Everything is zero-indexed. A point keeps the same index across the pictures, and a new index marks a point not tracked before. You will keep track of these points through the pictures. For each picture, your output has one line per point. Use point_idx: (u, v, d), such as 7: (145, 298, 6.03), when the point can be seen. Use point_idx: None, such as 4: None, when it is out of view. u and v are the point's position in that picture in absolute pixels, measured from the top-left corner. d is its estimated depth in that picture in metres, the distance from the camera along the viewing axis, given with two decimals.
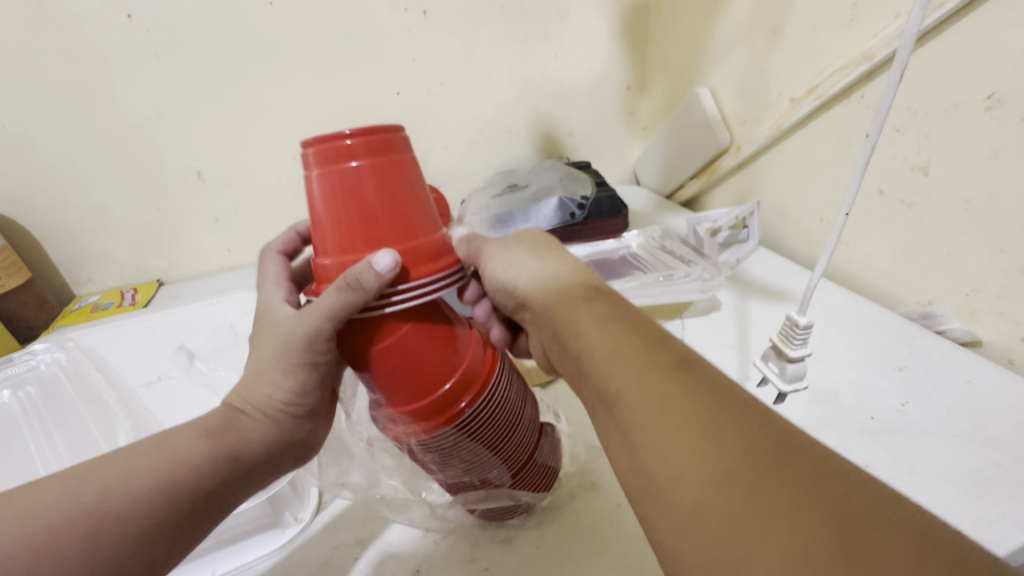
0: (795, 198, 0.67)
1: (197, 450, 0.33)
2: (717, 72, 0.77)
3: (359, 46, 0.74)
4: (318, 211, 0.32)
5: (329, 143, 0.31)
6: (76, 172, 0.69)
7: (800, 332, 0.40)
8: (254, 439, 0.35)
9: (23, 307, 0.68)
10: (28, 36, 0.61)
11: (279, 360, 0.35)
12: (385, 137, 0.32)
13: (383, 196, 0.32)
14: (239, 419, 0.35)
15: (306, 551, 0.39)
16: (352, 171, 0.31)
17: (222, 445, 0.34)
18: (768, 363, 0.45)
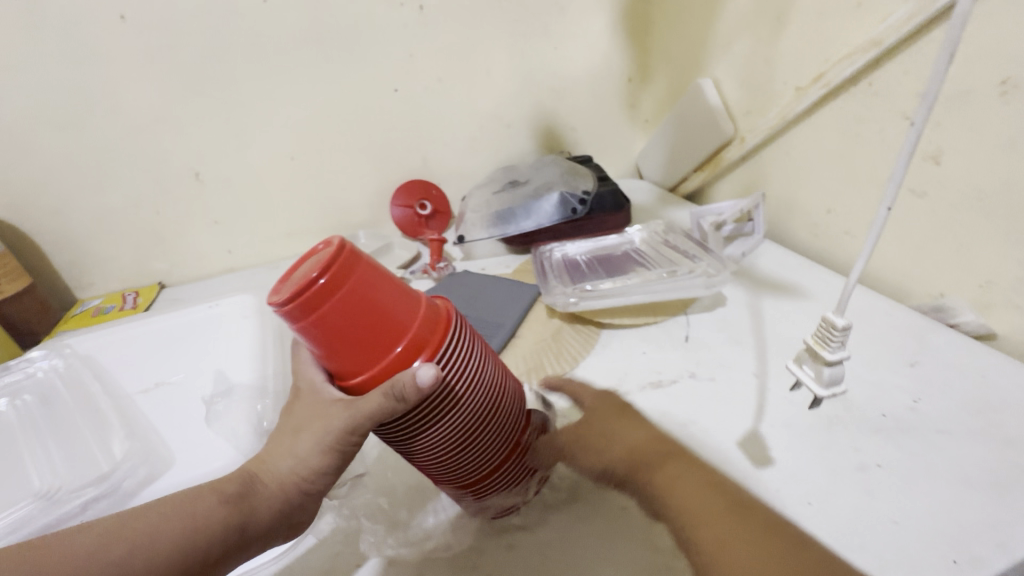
0: (802, 190, 0.65)
1: (215, 517, 0.31)
2: (719, 63, 0.75)
3: (356, 43, 0.73)
4: (320, 347, 0.31)
5: (302, 293, 0.28)
6: (74, 176, 0.69)
7: (837, 335, 0.39)
8: (267, 511, 0.33)
9: (26, 313, 0.68)
10: (22, 40, 0.60)
11: (313, 440, 0.33)
12: (345, 261, 0.29)
13: (373, 305, 0.30)
14: (256, 488, 0.33)
15: (308, 558, 0.39)
16: (334, 315, 0.29)
17: (237, 510, 0.32)
18: (803, 367, 0.44)
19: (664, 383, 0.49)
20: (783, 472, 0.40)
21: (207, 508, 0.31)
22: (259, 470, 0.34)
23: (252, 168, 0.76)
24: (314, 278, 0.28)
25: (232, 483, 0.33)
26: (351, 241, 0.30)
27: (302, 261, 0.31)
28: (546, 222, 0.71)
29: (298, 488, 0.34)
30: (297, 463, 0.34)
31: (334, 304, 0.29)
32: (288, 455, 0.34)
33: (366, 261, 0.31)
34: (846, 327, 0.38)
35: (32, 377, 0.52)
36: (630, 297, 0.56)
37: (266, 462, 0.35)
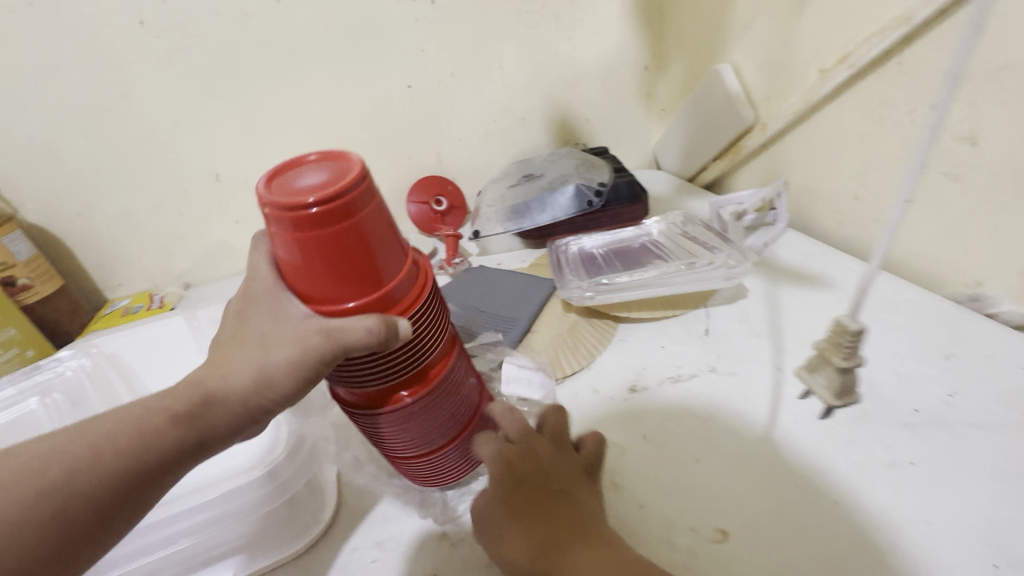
0: (825, 176, 0.63)
1: (168, 436, 0.30)
2: (738, 47, 0.73)
3: (368, 40, 0.73)
4: (297, 264, 0.30)
5: (299, 209, 0.28)
6: (100, 179, 0.71)
7: (850, 340, 0.38)
8: (220, 425, 0.31)
9: (60, 312, 0.70)
10: (46, 48, 0.62)
11: (263, 360, 0.31)
12: (357, 198, 0.29)
13: (367, 247, 0.30)
14: (211, 402, 0.31)
15: (326, 553, 0.39)
16: (324, 242, 0.29)
17: (190, 429, 0.30)
18: (816, 376, 0.44)
19: (684, 377, 0.48)
20: (808, 468, 0.39)
21: (155, 424, 0.30)
22: (213, 384, 0.31)
23: (269, 168, 0.77)
24: (316, 201, 0.28)
25: (187, 395, 0.31)
26: (371, 176, 0.31)
27: (309, 174, 0.30)
28: (561, 214, 0.70)
29: (259, 406, 0.31)
30: (252, 377, 0.31)
31: (328, 234, 0.29)
32: (246, 367, 0.31)
33: (376, 202, 0.31)
34: (858, 331, 0.37)
35: (60, 375, 0.54)
36: (647, 289, 0.54)
37: (224, 375, 0.31)
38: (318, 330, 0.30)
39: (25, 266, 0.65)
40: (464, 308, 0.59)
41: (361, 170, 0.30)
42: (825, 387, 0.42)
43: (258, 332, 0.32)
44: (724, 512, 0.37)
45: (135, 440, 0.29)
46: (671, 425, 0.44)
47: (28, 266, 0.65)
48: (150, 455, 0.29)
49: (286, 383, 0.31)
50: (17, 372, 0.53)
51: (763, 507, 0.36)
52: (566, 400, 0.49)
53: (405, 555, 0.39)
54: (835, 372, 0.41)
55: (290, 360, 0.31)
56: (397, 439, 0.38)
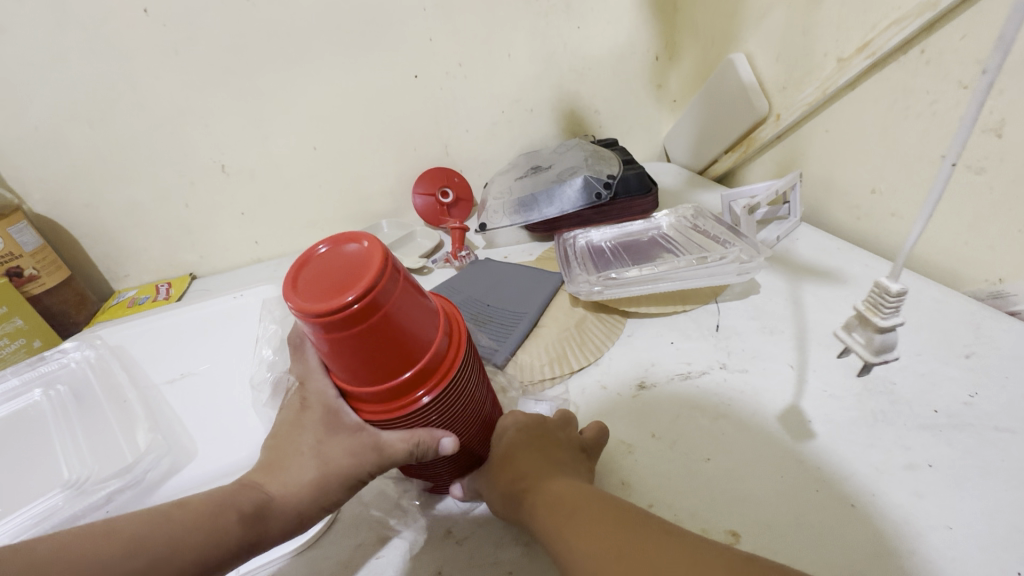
0: (842, 169, 0.61)
1: (235, 537, 0.30)
2: (754, 36, 0.71)
3: (374, 29, 0.71)
4: (338, 359, 0.31)
5: (332, 314, 0.28)
6: (106, 170, 0.70)
7: (891, 301, 0.38)
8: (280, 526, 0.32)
9: (66, 304, 0.70)
10: (51, 37, 0.61)
11: (321, 473, 0.34)
12: (384, 288, 0.29)
13: (400, 328, 0.30)
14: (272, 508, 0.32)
15: (330, 550, 0.39)
16: (360, 338, 0.29)
17: (253, 531, 0.31)
18: (853, 334, 0.44)
19: (694, 375, 0.47)
20: (822, 470, 0.38)
21: (227, 527, 0.30)
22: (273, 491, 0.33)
23: (275, 159, 0.77)
24: (351, 296, 0.28)
25: (249, 494, 0.32)
26: (391, 257, 0.30)
27: (334, 266, 0.30)
28: (569, 207, 0.69)
29: (313, 514, 0.34)
30: (310, 485, 0.34)
31: (364, 330, 0.29)
32: (305, 472, 0.34)
33: (400, 282, 0.31)
34: (901, 292, 0.37)
35: (64, 367, 0.54)
36: (657, 284, 0.53)
37: (281, 479, 0.34)
38: (371, 445, 0.33)
39: (32, 257, 0.64)
40: (470, 302, 0.59)
41: (381, 255, 0.30)
42: (863, 345, 0.42)
43: (312, 444, 0.34)
44: (736, 514, 0.36)
45: (207, 533, 0.29)
46: (681, 422, 0.43)
47: (34, 257, 0.65)
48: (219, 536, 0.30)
49: (342, 481, 0.34)
50: (21, 364, 0.53)
51: (776, 509, 0.36)
52: (572, 396, 0.48)
53: (409, 552, 0.38)
54: (874, 332, 0.41)
55: (348, 467, 0.34)
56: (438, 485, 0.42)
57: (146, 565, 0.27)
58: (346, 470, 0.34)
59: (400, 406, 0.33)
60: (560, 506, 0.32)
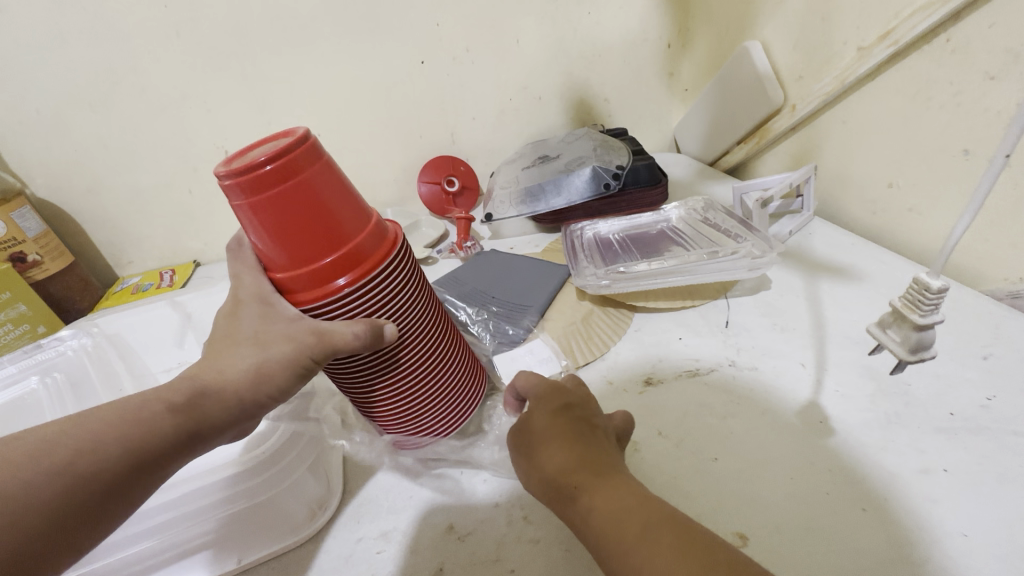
0: (858, 162, 0.60)
1: (168, 425, 0.29)
2: (771, 23, 0.69)
3: (380, 13, 0.70)
4: (263, 234, 0.31)
5: (250, 174, 0.28)
6: (109, 154, 0.70)
7: (931, 298, 0.35)
8: (216, 415, 0.31)
9: (69, 289, 0.70)
10: (51, 19, 0.60)
11: (258, 359, 0.32)
12: (303, 155, 0.30)
13: (323, 204, 0.31)
14: (207, 395, 0.31)
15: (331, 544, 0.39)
16: (283, 204, 0.30)
17: (189, 420, 0.30)
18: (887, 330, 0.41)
19: (704, 372, 0.46)
20: (834, 473, 0.37)
21: (156, 412, 0.29)
22: (209, 379, 0.31)
23: None
24: (264, 160, 0.28)
25: (178, 389, 0.31)
26: (316, 136, 0.31)
27: (263, 142, 0.31)
28: (576, 198, 0.68)
29: (256, 401, 0.32)
30: (249, 374, 0.32)
31: (287, 195, 0.29)
32: (242, 362, 0.32)
33: (325, 162, 0.31)
34: (942, 290, 0.34)
35: (62, 355, 0.53)
36: (667, 279, 0.52)
37: (215, 372, 0.32)
38: (312, 332, 0.32)
39: (35, 242, 0.64)
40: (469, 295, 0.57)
41: (304, 131, 0.31)
42: (898, 342, 0.39)
43: (247, 333, 0.33)
44: (745, 515, 0.35)
45: (136, 424, 0.28)
46: (689, 420, 0.42)
47: (37, 242, 0.64)
48: (149, 441, 0.28)
49: (283, 373, 0.33)
50: (17, 351, 0.52)
51: (786, 512, 0.35)
52: None
53: (411, 548, 0.38)
54: (910, 330, 0.38)
55: (288, 353, 0.32)
56: (392, 422, 0.40)
57: (71, 455, 0.26)
58: (286, 359, 0.32)
59: (323, 292, 0.33)
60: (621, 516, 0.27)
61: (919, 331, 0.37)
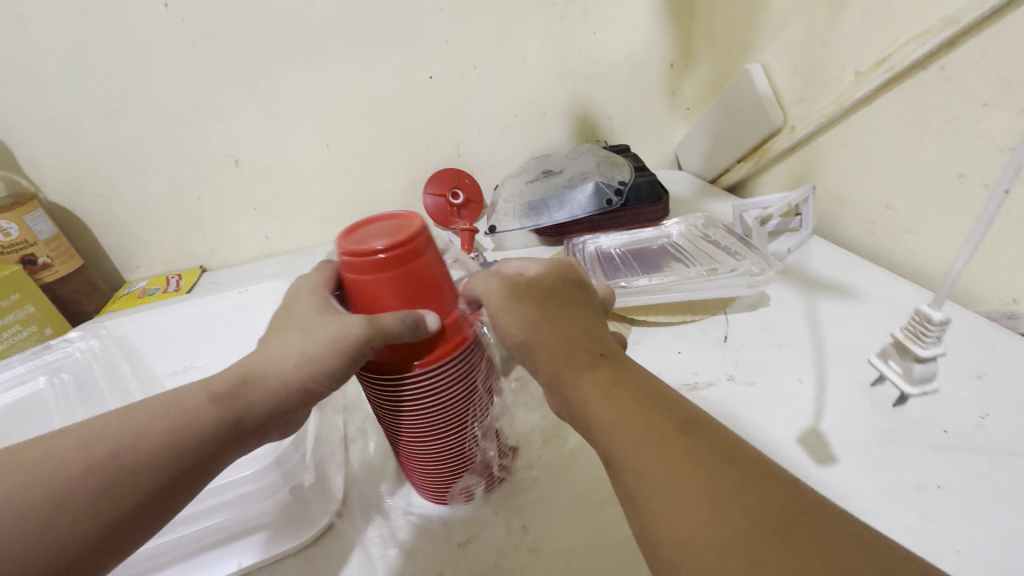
0: (855, 183, 0.61)
1: (207, 416, 0.31)
2: (770, 47, 0.71)
3: (390, 29, 0.72)
4: (360, 304, 0.34)
5: (365, 257, 0.32)
6: (121, 161, 0.71)
7: (934, 330, 0.38)
8: (254, 402, 0.33)
9: (77, 292, 0.71)
10: (72, 29, 0.62)
11: (300, 346, 0.33)
12: (416, 249, 0.32)
13: (418, 291, 0.33)
14: (251, 382, 0.33)
15: (332, 549, 0.39)
16: (386, 284, 0.32)
17: (227, 410, 0.32)
18: (888, 362, 0.43)
19: (700, 387, 0.47)
20: (829, 488, 0.37)
21: (197, 403, 0.31)
22: (253, 369, 0.33)
23: (288, 156, 0.77)
24: (380, 247, 0.31)
25: (225, 381, 0.33)
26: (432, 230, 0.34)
27: (384, 223, 0.34)
28: (579, 213, 0.69)
29: (298, 387, 0.33)
30: (293, 366, 0.33)
31: (391, 277, 0.32)
32: (286, 355, 0.33)
33: (433, 253, 0.34)
34: (944, 321, 0.37)
35: (69, 355, 0.54)
36: (665, 294, 0.53)
37: (266, 360, 0.33)
38: (359, 330, 0.31)
39: (46, 245, 0.65)
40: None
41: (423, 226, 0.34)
42: (901, 375, 0.42)
43: (293, 326, 0.34)
44: None
45: (175, 423, 0.31)
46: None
47: (48, 245, 0.65)
48: (185, 437, 0.31)
49: (324, 370, 0.33)
50: (27, 351, 0.53)
51: None
52: None
53: (409, 555, 0.38)
54: (912, 361, 0.41)
55: (336, 340, 0.32)
56: (438, 484, 0.40)
57: (106, 454, 0.29)
58: (322, 359, 0.32)
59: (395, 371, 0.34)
60: (693, 509, 0.23)
61: (921, 363, 0.40)
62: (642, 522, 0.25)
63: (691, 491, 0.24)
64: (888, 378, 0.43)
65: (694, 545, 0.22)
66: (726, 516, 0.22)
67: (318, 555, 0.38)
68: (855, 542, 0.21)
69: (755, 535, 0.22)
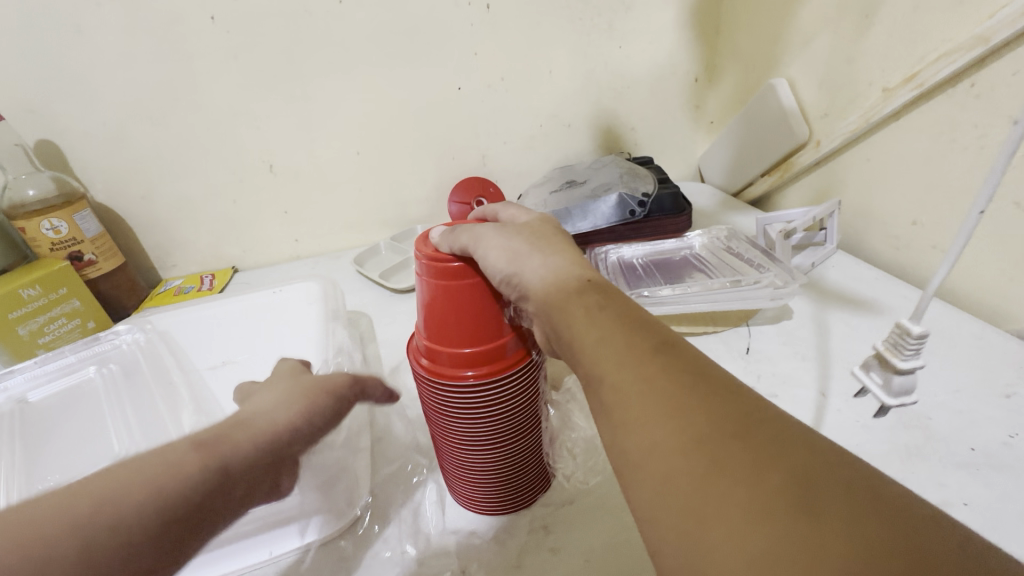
0: (881, 198, 0.61)
1: (191, 469, 0.28)
2: (796, 62, 0.71)
3: (422, 42, 0.74)
4: (428, 308, 0.37)
5: (441, 263, 0.35)
6: (163, 164, 0.75)
7: (912, 344, 0.38)
8: (243, 454, 0.31)
9: (117, 288, 0.74)
10: (125, 40, 0.66)
11: (288, 409, 0.35)
12: None
13: (482, 302, 0.36)
14: (228, 438, 0.32)
15: (358, 542, 0.40)
16: (456, 291, 0.35)
17: (212, 469, 0.29)
18: (870, 373, 0.44)
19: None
20: None
21: (183, 456, 0.29)
22: (237, 426, 0.33)
23: (320, 162, 0.80)
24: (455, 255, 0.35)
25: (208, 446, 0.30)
26: None
27: None
28: (602, 223, 0.70)
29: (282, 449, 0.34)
30: (279, 422, 0.34)
31: (461, 284, 0.35)
32: (271, 415, 0.34)
33: None
34: (921, 335, 0.37)
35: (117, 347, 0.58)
36: (688, 304, 0.54)
37: (244, 421, 0.34)
38: (310, 396, 0.36)
39: (92, 243, 0.69)
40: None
41: None
42: (881, 386, 0.42)
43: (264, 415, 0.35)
44: None
45: (167, 479, 0.28)
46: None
47: (94, 243, 0.69)
48: (172, 482, 0.28)
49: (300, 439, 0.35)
50: (77, 343, 0.57)
51: None
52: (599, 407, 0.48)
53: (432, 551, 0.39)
54: (892, 372, 0.41)
55: (315, 405, 0.36)
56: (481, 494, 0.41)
57: (88, 510, 0.25)
58: (295, 429, 0.35)
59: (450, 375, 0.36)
60: (661, 419, 0.23)
61: (900, 375, 0.40)
62: (613, 433, 0.25)
63: (661, 405, 0.24)
64: (870, 389, 0.44)
65: (659, 449, 0.22)
66: (689, 423, 0.22)
67: (346, 547, 0.39)
68: (804, 440, 0.21)
69: (718, 436, 0.21)
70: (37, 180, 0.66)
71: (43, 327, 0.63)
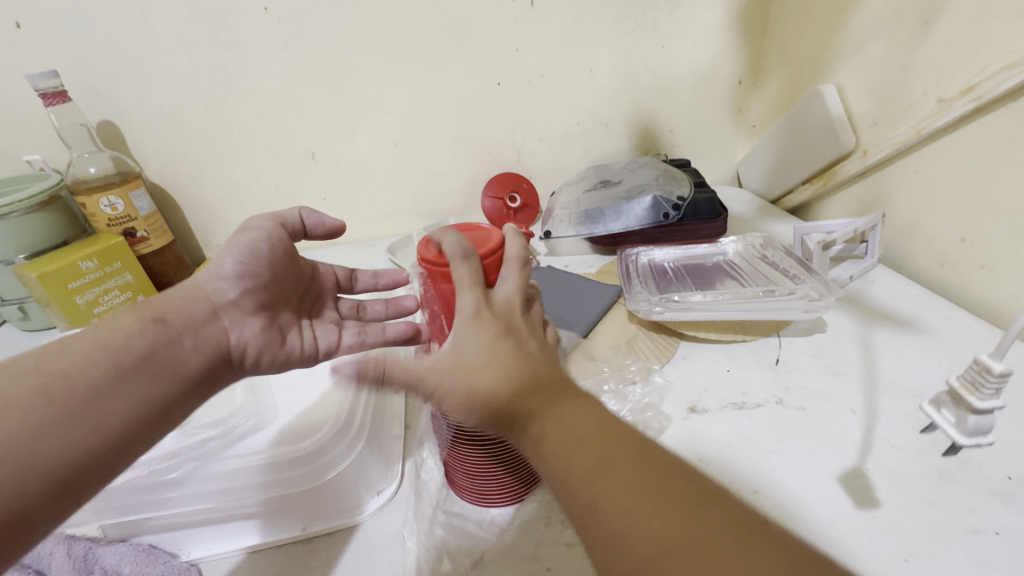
0: (929, 213, 0.59)
1: (134, 343, 0.37)
2: (846, 68, 0.69)
3: (465, 37, 0.75)
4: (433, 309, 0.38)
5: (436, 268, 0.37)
6: (213, 148, 0.78)
7: (995, 381, 0.34)
8: (176, 325, 0.40)
9: (166, 265, 0.77)
10: (184, 27, 0.69)
11: (218, 276, 0.44)
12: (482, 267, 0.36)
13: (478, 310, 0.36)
14: (163, 323, 0.40)
15: (381, 522, 0.41)
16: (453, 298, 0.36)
17: (156, 339, 0.39)
18: (941, 411, 0.39)
19: (749, 406, 0.47)
20: (879, 522, 0.37)
21: (125, 323, 0.39)
22: (161, 307, 0.41)
23: (360, 151, 0.82)
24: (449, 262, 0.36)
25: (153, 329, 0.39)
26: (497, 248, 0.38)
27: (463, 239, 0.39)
28: (635, 224, 0.70)
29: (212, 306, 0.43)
30: (204, 283, 0.43)
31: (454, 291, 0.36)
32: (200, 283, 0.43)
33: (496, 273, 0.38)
34: (1006, 373, 0.34)
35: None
36: (718, 311, 0.53)
37: (174, 300, 0.42)
38: (230, 276, 0.44)
39: (144, 220, 0.72)
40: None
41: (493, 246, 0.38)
42: (952, 425, 0.37)
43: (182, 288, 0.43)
44: None
45: (106, 356, 0.36)
46: (732, 451, 0.43)
47: (146, 220, 0.72)
48: (117, 356, 0.36)
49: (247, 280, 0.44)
50: None
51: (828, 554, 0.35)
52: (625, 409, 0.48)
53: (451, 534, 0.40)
54: (965, 412, 0.36)
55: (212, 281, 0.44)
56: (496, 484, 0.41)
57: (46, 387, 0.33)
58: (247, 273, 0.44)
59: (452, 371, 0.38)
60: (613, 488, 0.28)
61: (976, 415, 0.36)
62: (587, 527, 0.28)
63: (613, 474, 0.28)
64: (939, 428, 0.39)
65: (632, 534, 0.26)
66: (636, 487, 0.28)
67: (369, 528, 0.41)
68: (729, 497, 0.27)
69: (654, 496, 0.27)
70: (98, 158, 0.70)
71: (98, 298, 0.67)
